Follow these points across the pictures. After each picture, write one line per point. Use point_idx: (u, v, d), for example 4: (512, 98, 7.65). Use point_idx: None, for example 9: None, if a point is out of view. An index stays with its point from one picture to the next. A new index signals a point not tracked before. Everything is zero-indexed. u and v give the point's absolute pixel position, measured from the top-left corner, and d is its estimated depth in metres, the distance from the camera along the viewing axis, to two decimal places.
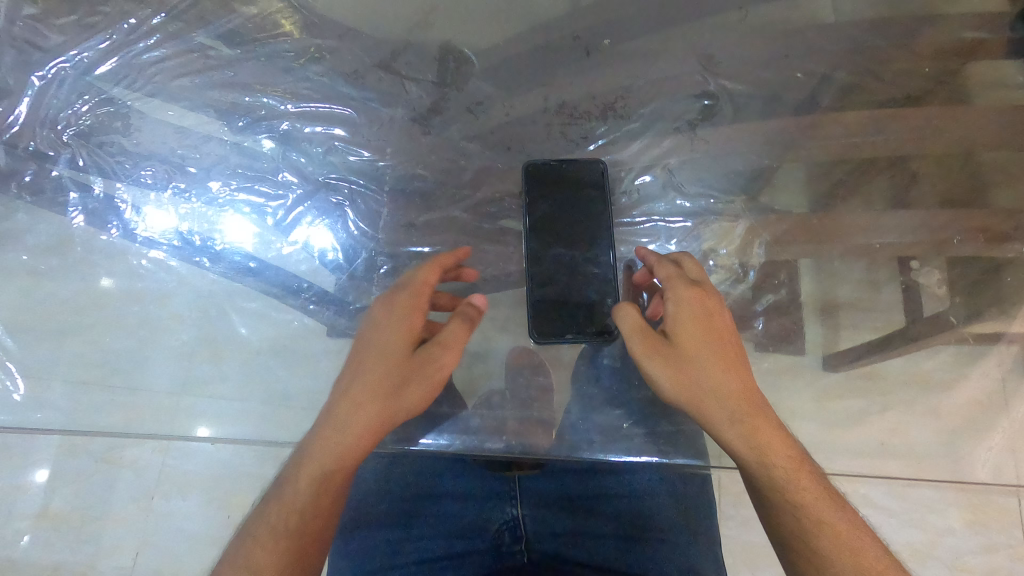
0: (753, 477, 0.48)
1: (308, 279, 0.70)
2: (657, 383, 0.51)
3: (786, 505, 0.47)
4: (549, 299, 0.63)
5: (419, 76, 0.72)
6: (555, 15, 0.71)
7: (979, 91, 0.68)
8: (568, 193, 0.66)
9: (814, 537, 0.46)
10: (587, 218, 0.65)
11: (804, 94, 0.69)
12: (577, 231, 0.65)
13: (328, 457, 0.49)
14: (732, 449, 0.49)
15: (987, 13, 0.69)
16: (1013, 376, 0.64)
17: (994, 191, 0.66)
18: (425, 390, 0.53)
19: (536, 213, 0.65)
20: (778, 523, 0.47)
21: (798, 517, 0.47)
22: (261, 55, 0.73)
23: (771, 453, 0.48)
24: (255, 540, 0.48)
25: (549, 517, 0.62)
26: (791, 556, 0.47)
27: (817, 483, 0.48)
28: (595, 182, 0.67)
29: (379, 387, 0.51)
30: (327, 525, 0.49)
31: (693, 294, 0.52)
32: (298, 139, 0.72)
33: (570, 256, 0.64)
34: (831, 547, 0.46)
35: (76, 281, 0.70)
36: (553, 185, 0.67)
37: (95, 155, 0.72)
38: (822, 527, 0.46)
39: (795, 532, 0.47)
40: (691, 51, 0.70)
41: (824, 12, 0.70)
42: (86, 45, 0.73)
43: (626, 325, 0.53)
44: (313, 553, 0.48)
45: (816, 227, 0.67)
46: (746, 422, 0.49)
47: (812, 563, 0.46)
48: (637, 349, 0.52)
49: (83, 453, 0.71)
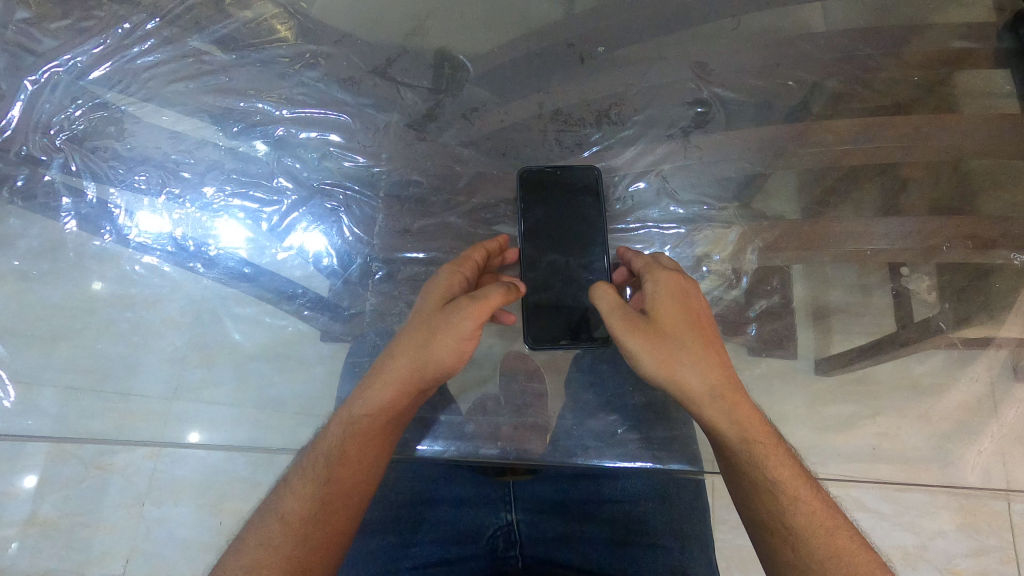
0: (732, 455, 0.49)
1: (302, 284, 0.70)
2: (637, 360, 0.50)
3: (768, 486, 0.48)
4: (544, 305, 0.62)
5: (414, 82, 0.72)
6: (550, 23, 0.72)
7: (967, 99, 0.69)
8: (562, 198, 0.65)
9: (789, 514, 0.48)
10: (582, 223, 0.64)
11: (795, 102, 0.70)
12: (572, 236, 0.64)
13: (357, 411, 0.52)
14: (711, 426, 0.49)
15: (974, 23, 0.70)
16: (1003, 381, 0.64)
17: (983, 198, 0.67)
18: (453, 349, 0.52)
19: (530, 218, 0.64)
20: (759, 505, 0.49)
21: (779, 499, 0.48)
22: (257, 61, 0.73)
23: (748, 430, 0.49)
24: (287, 486, 0.51)
25: (544, 522, 0.62)
26: (772, 538, 0.48)
27: (794, 462, 0.49)
28: (591, 186, 0.66)
29: (411, 341, 0.53)
30: (351, 483, 0.51)
31: (671, 276, 0.52)
32: (293, 145, 0.72)
33: (564, 262, 0.63)
34: (808, 525, 0.47)
35: (68, 285, 0.70)
36: (547, 189, 0.65)
37: (88, 159, 0.72)
38: (796, 503, 0.48)
39: (775, 512, 0.48)
40: (684, 58, 0.71)
41: (815, 21, 0.71)
42: (80, 49, 0.73)
43: (604, 305, 0.53)
44: (336, 502, 0.50)
45: (808, 234, 0.67)
46: (726, 399, 0.49)
47: (787, 540, 0.48)
48: (617, 327, 0.51)
49: (73, 459, 0.70)
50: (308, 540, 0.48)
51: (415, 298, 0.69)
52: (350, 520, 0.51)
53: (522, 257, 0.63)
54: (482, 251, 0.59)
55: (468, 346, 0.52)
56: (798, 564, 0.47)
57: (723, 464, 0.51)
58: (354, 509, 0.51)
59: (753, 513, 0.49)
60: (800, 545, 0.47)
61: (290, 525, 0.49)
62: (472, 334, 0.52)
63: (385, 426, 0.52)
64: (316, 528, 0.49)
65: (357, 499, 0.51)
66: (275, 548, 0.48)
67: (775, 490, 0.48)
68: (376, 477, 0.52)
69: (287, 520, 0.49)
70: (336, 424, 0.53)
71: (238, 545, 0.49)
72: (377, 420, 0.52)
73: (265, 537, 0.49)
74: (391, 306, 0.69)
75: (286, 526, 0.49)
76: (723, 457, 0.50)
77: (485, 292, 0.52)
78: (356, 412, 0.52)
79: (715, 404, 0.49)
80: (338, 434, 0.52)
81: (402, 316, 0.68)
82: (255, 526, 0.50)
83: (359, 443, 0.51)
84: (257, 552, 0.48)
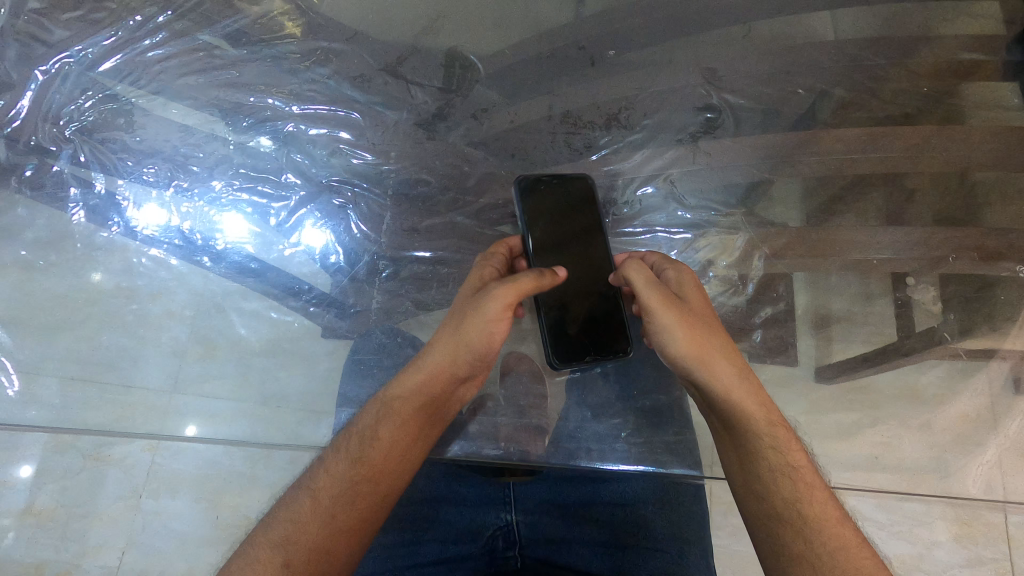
0: (751, 439, 0.50)
1: (308, 281, 0.70)
2: (670, 335, 0.51)
3: (785, 471, 0.49)
4: (564, 322, 0.60)
5: (424, 81, 0.72)
6: (561, 25, 0.72)
7: (976, 111, 0.69)
8: (565, 207, 0.63)
9: (804, 503, 0.48)
10: (588, 232, 0.62)
11: (804, 110, 0.70)
12: (580, 246, 0.61)
13: (392, 393, 0.54)
14: (735, 407, 0.50)
15: (985, 36, 0.70)
16: (1005, 393, 0.64)
17: (989, 210, 0.67)
18: (483, 332, 0.52)
19: (537, 227, 0.61)
20: (773, 493, 0.49)
21: (794, 486, 0.49)
22: (267, 57, 0.73)
23: (766, 416, 0.51)
24: (320, 466, 0.52)
25: (543, 524, 0.63)
26: (783, 527, 0.48)
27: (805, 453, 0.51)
28: (592, 196, 0.64)
29: (445, 327, 0.55)
30: (381, 465, 0.51)
31: (691, 269, 0.56)
32: (302, 141, 0.72)
33: (575, 276, 0.60)
34: (822, 515, 0.48)
35: (74, 276, 0.70)
36: (545, 201, 0.62)
37: (97, 151, 0.72)
38: (810, 492, 0.49)
39: (791, 499, 0.49)
40: (695, 64, 0.71)
41: (825, 30, 0.71)
42: (91, 41, 0.73)
43: (640, 277, 0.52)
44: (369, 483, 0.51)
45: (814, 242, 0.67)
46: (748, 383, 0.51)
47: (802, 531, 0.47)
48: (654, 300, 0.51)
49: (73, 449, 0.70)
50: (337, 519, 0.49)
51: (421, 297, 0.69)
52: (379, 503, 0.51)
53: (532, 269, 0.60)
54: (509, 249, 0.61)
55: (498, 330, 0.53)
56: (811, 555, 0.46)
57: (735, 455, 0.52)
58: (385, 493, 0.51)
59: (765, 503, 0.49)
60: (814, 535, 0.47)
61: (319, 503, 0.50)
62: (502, 316, 0.52)
63: (418, 411, 0.53)
64: (346, 507, 0.49)
65: (391, 482, 0.51)
66: (304, 525, 0.48)
67: (791, 476, 0.49)
68: (406, 464, 0.52)
69: (318, 498, 0.50)
70: (371, 409, 0.54)
71: (267, 519, 0.50)
72: (410, 404, 0.53)
73: (295, 514, 0.49)
74: (397, 304, 0.69)
75: (317, 504, 0.49)
76: (737, 444, 0.51)
77: (515, 278, 0.53)
78: (392, 396, 0.54)
79: (741, 386, 0.50)
80: (373, 417, 0.53)
81: (407, 314, 0.69)
82: (285, 503, 0.51)
83: (392, 426, 0.52)
84: (287, 527, 0.48)
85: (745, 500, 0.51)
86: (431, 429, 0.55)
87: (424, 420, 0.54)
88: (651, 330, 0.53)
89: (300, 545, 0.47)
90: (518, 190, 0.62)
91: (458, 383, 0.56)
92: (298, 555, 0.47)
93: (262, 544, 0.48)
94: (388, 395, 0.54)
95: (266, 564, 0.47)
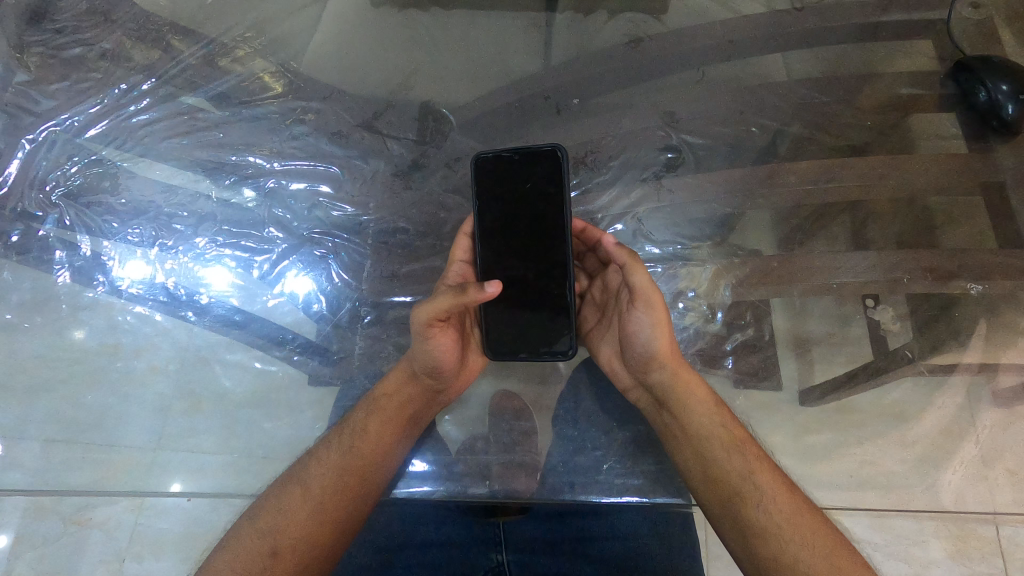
0: (705, 424, 0.57)
1: (292, 330, 0.71)
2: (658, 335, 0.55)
3: (736, 447, 0.55)
4: (502, 319, 0.57)
5: (399, 134, 0.76)
6: (527, 77, 0.77)
7: (918, 140, 0.73)
8: (521, 193, 0.55)
9: (757, 474, 0.54)
10: (545, 223, 0.55)
11: (759, 146, 0.74)
12: (534, 240, 0.55)
13: (381, 390, 0.60)
14: (693, 398, 0.57)
15: (919, 72, 0.75)
16: (970, 404, 0.67)
17: (940, 232, 0.71)
18: (427, 348, 0.54)
19: (486, 218, 0.55)
20: (730, 471, 0.54)
21: (745, 460, 0.55)
22: (249, 117, 0.77)
23: (713, 402, 0.58)
24: (313, 456, 0.57)
25: (535, 562, 0.62)
26: (742, 502, 0.53)
27: (760, 449, 0.56)
28: (552, 179, 0.55)
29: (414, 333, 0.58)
30: (368, 457, 0.56)
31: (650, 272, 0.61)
32: (284, 196, 0.75)
33: (521, 272, 0.56)
34: (773, 482, 0.54)
35: (59, 336, 0.71)
36: (501, 183, 0.55)
37: (82, 214, 0.74)
38: (759, 464, 0.55)
39: (746, 473, 0.54)
40: (655, 108, 0.75)
41: (773, 72, 0.76)
42: (77, 110, 0.76)
43: (646, 280, 0.54)
44: (356, 473, 0.55)
45: (777, 269, 0.70)
46: (695, 376, 0.59)
47: (760, 500, 0.53)
48: (656, 301, 0.55)
49: (52, 514, 0.70)
50: (324, 507, 0.53)
51: (402, 340, 0.70)
52: (363, 495, 0.55)
53: (479, 268, 0.56)
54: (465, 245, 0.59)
55: (440, 345, 0.54)
56: (772, 523, 0.51)
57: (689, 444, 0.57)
58: (372, 483, 0.56)
59: (722, 483, 0.54)
60: (769, 503, 0.52)
61: (309, 491, 0.54)
62: (432, 332, 0.53)
63: (402, 407, 0.59)
64: (334, 494, 0.54)
65: (376, 474, 0.56)
66: (294, 511, 0.53)
67: (752, 473, 0.54)
68: (390, 458, 0.58)
69: (309, 486, 0.54)
70: (361, 405, 0.60)
71: (256, 514, 0.54)
72: (395, 401, 0.59)
73: (287, 500, 0.54)
74: (380, 349, 0.70)
75: (307, 492, 0.54)
76: (693, 432, 0.57)
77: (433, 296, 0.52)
78: (379, 393, 0.59)
79: (695, 380, 0.58)
80: (363, 412, 0.58)
81: (390, 358, 0.69)
82: (276, 494, 0.55)
83: (378, 420, 0.58)
84: (279, 512, 0.53)
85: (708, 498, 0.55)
86: (413, 427, 0.60)
87: (409, 418, 0.59)
88: (641, 322, 0.55)
89: (288, 533, 0.52)
90: (473, 171, 0.55)
91: (431, 386, 0.59)
92: (286, 542, 0.51)
93: (251, 536, 0.52)
94: (375, 393, 0.60)
95: (255, 551, 0.51)
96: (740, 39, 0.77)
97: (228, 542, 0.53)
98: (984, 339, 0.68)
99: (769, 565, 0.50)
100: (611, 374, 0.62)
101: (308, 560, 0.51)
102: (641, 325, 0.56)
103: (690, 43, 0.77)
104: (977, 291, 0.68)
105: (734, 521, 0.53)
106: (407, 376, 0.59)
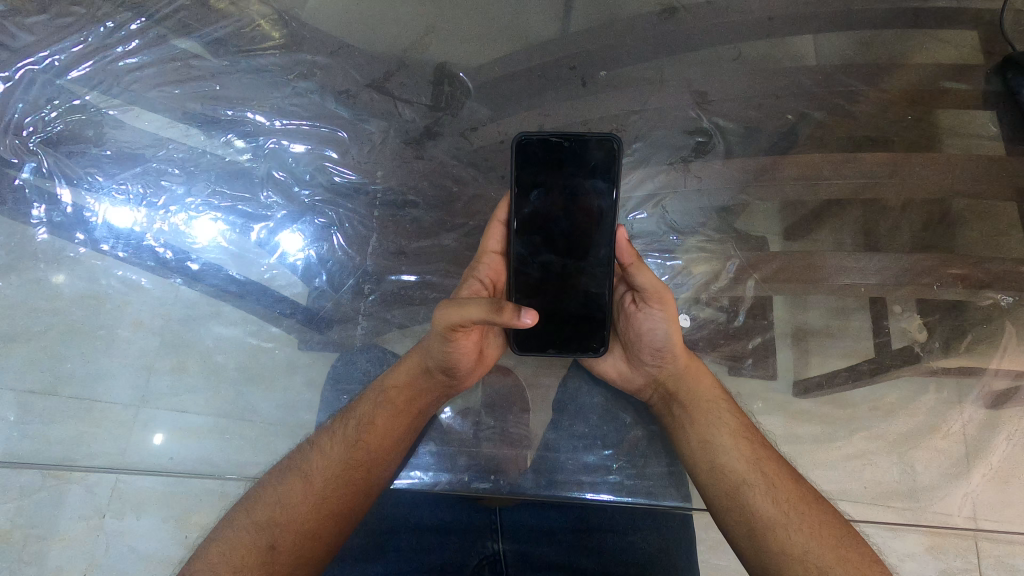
0: (710, 412, 0.55)
1: (290, 302, 0.68)
2: (665, 329, 0.53)
3: (742, 434, 0.54)
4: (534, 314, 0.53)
5: (412, 98, 0.70)
6: (551, 42, 0.71)
7: (957, 140, 0.70)
8: (567, 183, 0.50)
9: (763, 462, 0.52)
10: (591, 217, 0.51)
11: (791, 134, 0.70)
12: (576, 237, 0.51)
13: (390, 384, 0.56)
14: (698, 391, 0.56)
15: (965, 64, 0.71)
16: (988, 414, 0.65)
17: (971, 237, 0.68)
18: (443, 349, 0.52)
19: (524, 210, 0.51)
20: (739, 460, 0.52)
21: (750, 448, 0.53)
22: (248, 69, 0.71)
23: (714, 391, 0.57)
24: (315, 445, 0.54)
25: (532, 553, 0.58)
26: (751, 494, 0.51)
27: (765, 439, 0.55)
28: (602, 169, 0.50)
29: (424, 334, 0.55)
30: (372, 451, 0.54)
31: None
32: (284, 158, 0.70)
33: (560, 266, 0.52)
34: (779, 473, 0.52)
35: (37, 289, 0.67)
36: (546, 170, 0.50)
37: (64, 164, 0.69)
38: (767, 453, 0.53)
39: (753, 461, 0.52)
40: (685, 87, 0.71)
41: (811, 54, 0.71)
42: (57, 47, 0.70)
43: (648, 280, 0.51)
44: (362, 469, 0.53)
45: (801, 267, 0.68)
46: (694, 366, 0.57)
47: (769, 492, 0.51)
48: (664, 294, 0.52)
49: (28, 470, 0.65)
50: (326, 501, 0.51)
51: (406, 320, 0.66)
52: (365, 490, 0.53)
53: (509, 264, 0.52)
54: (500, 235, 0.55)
55: (461, 347, 0.51)
56: (781, 516, 0.49)
57: (697, 435, 0.55)
58: (376, 475, 0.54)
59: (730, 473, 0.52)
60: (777, 495, 0.50)
61: (311, 482, 0.52)
62: (455, 336, 0.49)
63: (412, 402, 0.56)
64: (334, 491, 0.51)
65: (381, 471, 0.54)
66: (294, 503, 0.51)
67: (759, 463, 0.52)
68: (395, 454, 0.55)
69: (310, 478, 0.52)
70: (368, 396, 0.56)
71: (250, 502, 0.51)
72: (405, 395, 0.56)
73: (285, 494, 0.51)
74: (382, 328, 0.67)
75: (308, 483, 0.51)
76: (699, 421, 0.55)
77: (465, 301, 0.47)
78: (388, 384, 0.56)
79: (698, 373, 0.57)
80: (371, 404, 0.55)
81: (393, 338, 0.66)
82: (275, 483, 0.52)
83: (386, 413, 0.55)
84: (275, 505, 0.50)
85: (713, 493, 0.52)
86: (422, 419, 0.57)
87: (417, 412, 0.56)
88: (652, 320, 0.53)
89: (286, 526, 0.50)
90: (513, 153, 0.50)
91: (445, 381, 0.56)
92: (285, 535, 0.49)
93: (245, 526, 0.50)
94: (383, 384, 0.57)
95: (248, 543, 0.49)
96: (780, 16, 0.72)
97: (220, 527, 0.50)
98: (1008, 350, 0.66)
99: (779, 561, 0.48)
100: (620, 380, 0.59)
101: (307, 555, 0.49)
102: (656, 323, 0.53)
103: (726, 16, 0.71)
104: (1006, 302, 0.66)
105: (741, 517, 0.51)
106: (419, 371, 0.55)
